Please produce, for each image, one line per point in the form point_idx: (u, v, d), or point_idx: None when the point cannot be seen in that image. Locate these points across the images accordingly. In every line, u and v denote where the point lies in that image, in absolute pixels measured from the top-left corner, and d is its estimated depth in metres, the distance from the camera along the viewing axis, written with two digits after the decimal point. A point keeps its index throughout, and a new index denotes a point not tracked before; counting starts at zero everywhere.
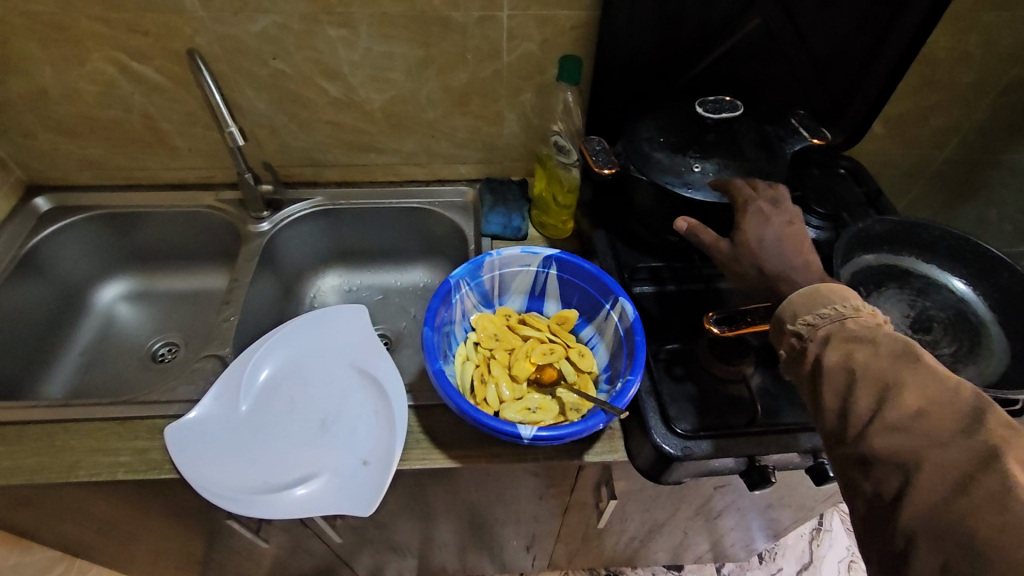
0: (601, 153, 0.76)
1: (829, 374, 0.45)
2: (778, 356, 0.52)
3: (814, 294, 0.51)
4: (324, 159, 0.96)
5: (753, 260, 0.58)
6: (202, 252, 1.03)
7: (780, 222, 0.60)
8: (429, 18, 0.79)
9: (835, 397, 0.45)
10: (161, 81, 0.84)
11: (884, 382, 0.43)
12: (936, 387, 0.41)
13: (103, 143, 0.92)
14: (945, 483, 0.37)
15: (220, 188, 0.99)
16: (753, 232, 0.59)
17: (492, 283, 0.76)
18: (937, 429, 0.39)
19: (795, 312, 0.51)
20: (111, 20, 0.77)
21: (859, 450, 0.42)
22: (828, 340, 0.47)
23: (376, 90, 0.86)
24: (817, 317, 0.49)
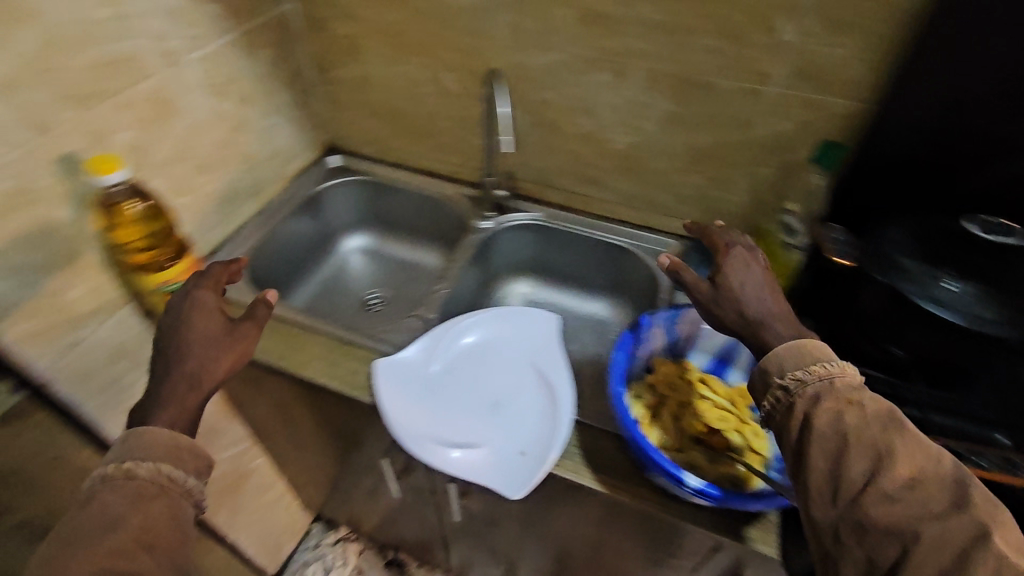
0: (841, 244, 0.75)
1: (824, 437, 0.52)
2: (762, 407, 0.58)
3: (798, 351, 0.58)
4: (554, 182, 1.06)
5: (735, 305, 0.64)
6: (429, 232, 1.20)
7: (757, 271, 0.67)
8: (696, 82, 0.84)
9: (828, 460, 0.51)
10: (453, 89, 1.01)
11: (876, 451, 0.50)
12: (920, 454, 0.49)
13: (391, 127, 1.13)
14: (940, 555, 0.45)
15: (462, 184, 1.14)
16: (734, 277, 0.65)
17: (685, 334, 0.77)
18: (925, 499, 0.47)
19: (781, 365, 0.58)
20: (438, 35, 0.95)
21: (856, 516, 0.49)
22: (812, 397, 0.55)
23: (622, 133, 0.94)
24: (807, 373, 0.56)
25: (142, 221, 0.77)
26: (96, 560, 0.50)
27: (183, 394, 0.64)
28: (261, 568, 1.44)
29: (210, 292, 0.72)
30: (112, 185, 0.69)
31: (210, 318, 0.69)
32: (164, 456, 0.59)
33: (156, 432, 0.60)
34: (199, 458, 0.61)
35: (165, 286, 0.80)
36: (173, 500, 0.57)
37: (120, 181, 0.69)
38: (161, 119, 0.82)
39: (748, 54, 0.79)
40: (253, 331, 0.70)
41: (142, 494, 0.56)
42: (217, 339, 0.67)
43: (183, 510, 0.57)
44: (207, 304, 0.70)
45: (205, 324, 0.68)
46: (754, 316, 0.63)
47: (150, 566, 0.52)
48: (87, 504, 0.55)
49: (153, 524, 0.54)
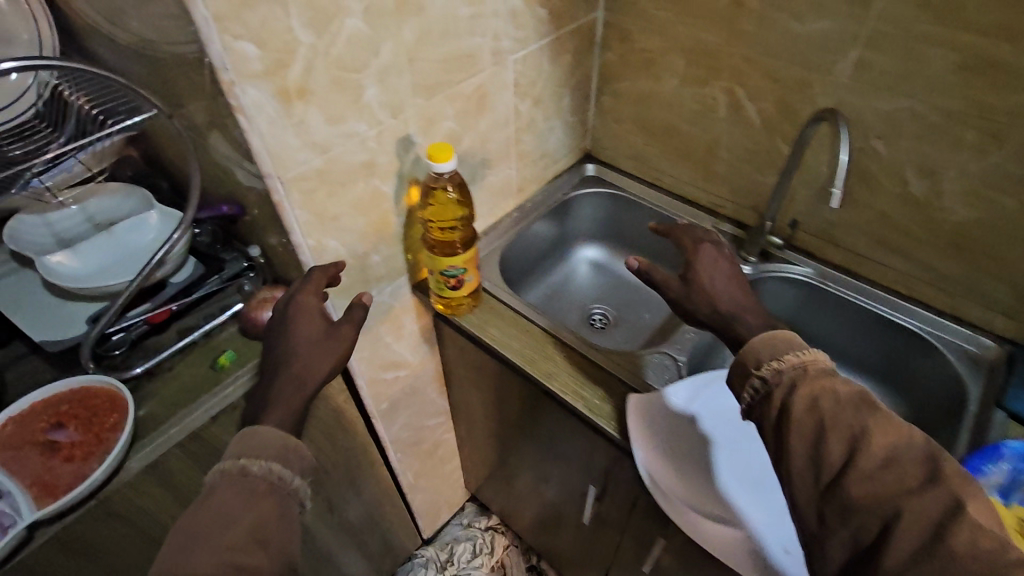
0: None
1: (804, 422, 0.53)
2: (743, 400, 0.61)
3: (770, 342, 0.62)
4: (843, 241, 0.92)
5: (706, 298, 0.73)
6: (669, 260, 1.14)
7: (720, 266, 0.77)
8: None
9: (807, 443, 0.53)
10: (753, 120, 0.90)
11: (853, 433, 0.51)
12: (895, 435, 0.50)
13: (660, 146, 1.06)
14: (923, 534, 0.45)
15: (723, 219, 1.04)
16: (703, 276, 0.75)
17: None
18: (904, 479, 0.48)
19: (758, 356, 0.61)
20: (759, 61, 0.84)
21: (841, 500, 0.49)
22: (788, 384, 0.57)
23: (966, 206, 0.77)
24: (781, 363, 0.59)
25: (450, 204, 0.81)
26: (218, 553, 0.54)
27: (291, 394, 0.69)
28: (419, 532, 1.52)
29: (313, 296, 0.73)
30: (438, 172, 0.72)
31: (308, 325, 0.72)
32: (273, 457, 0.63)
33: (267, 433, 0.64)
34: (301, 459, 0.65)
35: (446, 270, 0.82)
36: (281, 498, 0.61)
37: (446, 171, 0.72)
38: (471, 114, 0.85)
39: None
40: (354, 331, 0.74)
41: (256, 490, 0.60)
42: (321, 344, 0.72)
43: (288, 505, 0.62)
44: (314, 308, 0.73)
45: (312, 333, 0.72)
46: (724, 310, 0.71)
47: (263, 561, 0.56)
48: (206, 497, 0.59)
49: (264, 519, 0.58)
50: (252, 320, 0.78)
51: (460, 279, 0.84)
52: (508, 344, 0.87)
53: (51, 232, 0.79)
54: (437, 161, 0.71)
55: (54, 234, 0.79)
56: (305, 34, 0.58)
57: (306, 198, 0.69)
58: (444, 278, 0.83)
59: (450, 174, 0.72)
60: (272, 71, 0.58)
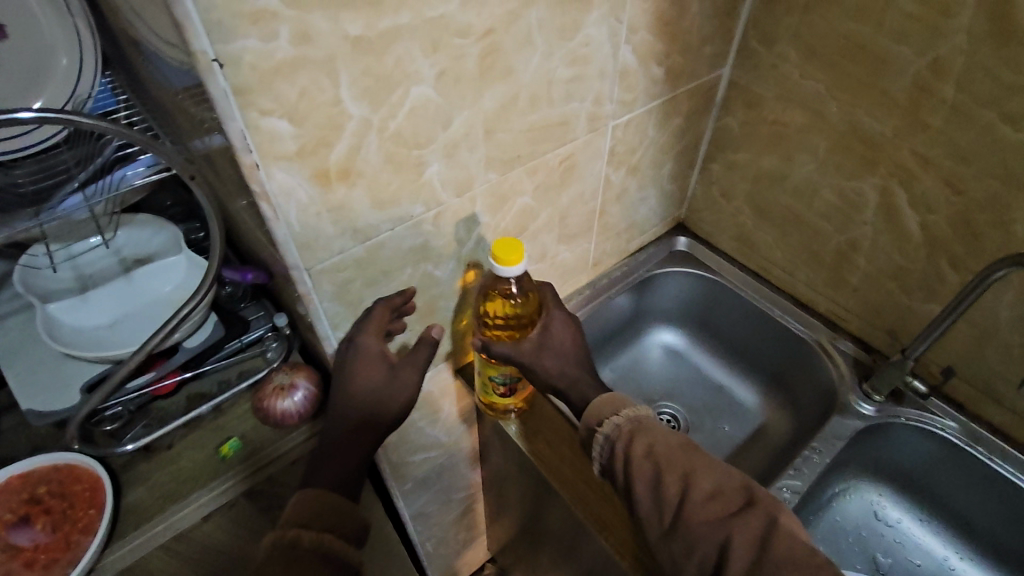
0: None
1: (643, 467, 0.52)
2: (598, 461, 0.57)
3: (607, 402, 0.59)
4: (1012, 402, 0.71)
5: (557, 365, 0.66)
6: (764, 367, 0.94)
7: (570, 332, 0.69)
8: None
9: (648, 483, 0.51)
10: (912, 232, 0.70)
11: (684, 471, 0.50)
12: (717, 470, 0.51)
13: (775, 234, 0.87)
14: (752, 553, 0.45)
15: (842, 334, 0.85)
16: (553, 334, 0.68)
17: None
18: (725, 511, 0.47)
19: (599, 418, 0.58)
20: (937, 164, 0.64)
21: (681, 533, 0.48)
22: (627, 435, 0.55)
23: None
24: (619, 418, 0.57)
25: (512, 303, 0.67)
26: None
27: (351, 447, 0.60)
28: None
29: (375, 338, 0.59)
30: (499, 274, 0.58)
31: (366, 374, 0.59)
32: (325, 522, 0.54)
33: (308, 495, 0.55)
34: (356, 519, 0.56)
35: (495, 376, 0.69)
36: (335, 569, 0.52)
37: (510, 274, 0.58)
38: (553, 187, 0.70)
39: None
40: (416, 375, 0.63)
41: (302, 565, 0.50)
42: (385, 390, 0.61)
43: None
44: (373, 360, 0.59)
45: (371, 385, 0.60)
46: (567, 372, 0.66)
47: None
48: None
49: None
50: (264, 411, 0.67)
51: (511, 386, 0.71)
52: (560, 469, 0.72)
53: (74, 272, 0.71)
54: (499, 262, 0.57)
55: (77, 274, 0.71)
56: (355, 105, 0.45)
57: (339, 289, 0.56)
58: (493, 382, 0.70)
59: (514, 277, 0.58)
60: (309, 151, 0.45)
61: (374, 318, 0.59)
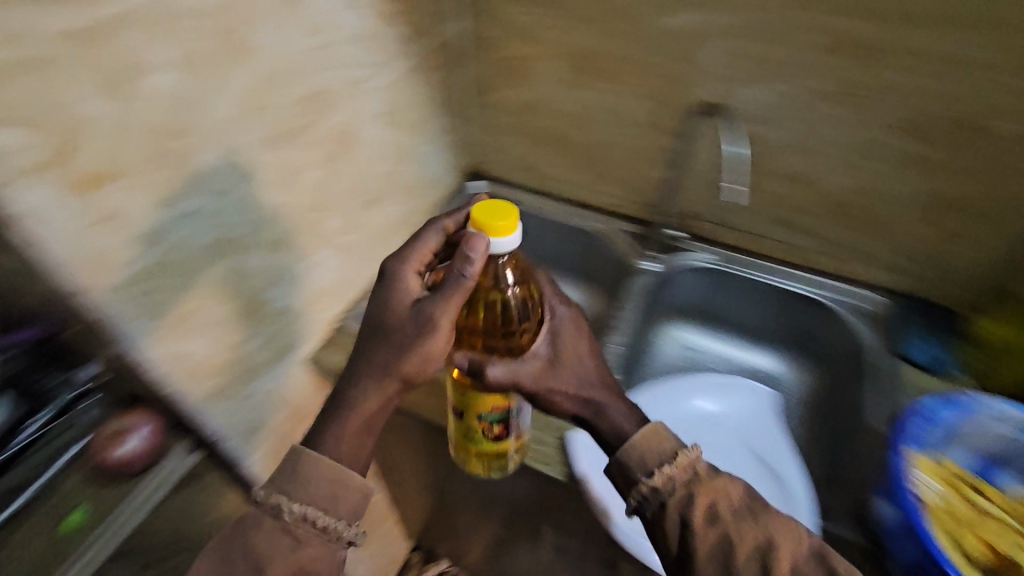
0: None
1: (715, 544, 0.49)
2: (631, 506, 0.54)
3: (646, 436, 0.55)
4: (738, 224, 0.93)
5: (570, 372, 0.61)
6: (576, 268, 1.09)
7: (585, 339, 0.63)
8: (955, 121, 0.71)
9: (718, 560, 0.49)
10: (634, 116, 0.89)
11: (764, 546, 0.49)
12: (792, 538, 0.50)
13: (548, 152, 1.02)
14: None
15: (620, 218, 1.02)
16: (566, 345, 0.62)
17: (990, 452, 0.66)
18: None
19: (643, 458, 0.54)
20: (633, 58, 0.84)
21: None
22: (684, 496, 0.51)
23: (842, 176, 0.81)
24: (672, 467, 0.52)
25: (506, 304, 0.58)
26: None
27: (377, 401, 0.55)
28: None
29: (413, 275, 0.58)
30: (490, 251, 0.50)
31: (398, 311, 0.56)
32: (327, 492, 0.51)
33: (311, 459, 0.52)
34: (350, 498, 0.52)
35: (488, 414, 0.60)
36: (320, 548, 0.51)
37: (501, 248, 0.50)
38: (340, 155, 0.75)
39: None
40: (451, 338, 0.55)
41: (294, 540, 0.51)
42: (407, 339, 0.54)
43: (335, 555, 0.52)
44: (405, 292, 0.57)
45: (401, 324, 0.55)
46: (579, 395, 0.60)
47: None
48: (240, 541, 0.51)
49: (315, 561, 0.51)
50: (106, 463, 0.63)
51: (509, 426, 0.62)
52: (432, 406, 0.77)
53: None
54: (489, 236, 0.49)
55: None
56: (97, 101, 0.45)
57: (151, 298, 0.55)
58: (490, 425, 0.62)
59: (505, 251, 0.50)
60: (57, 157, 0.43)
61: (433, 237, 0.59)
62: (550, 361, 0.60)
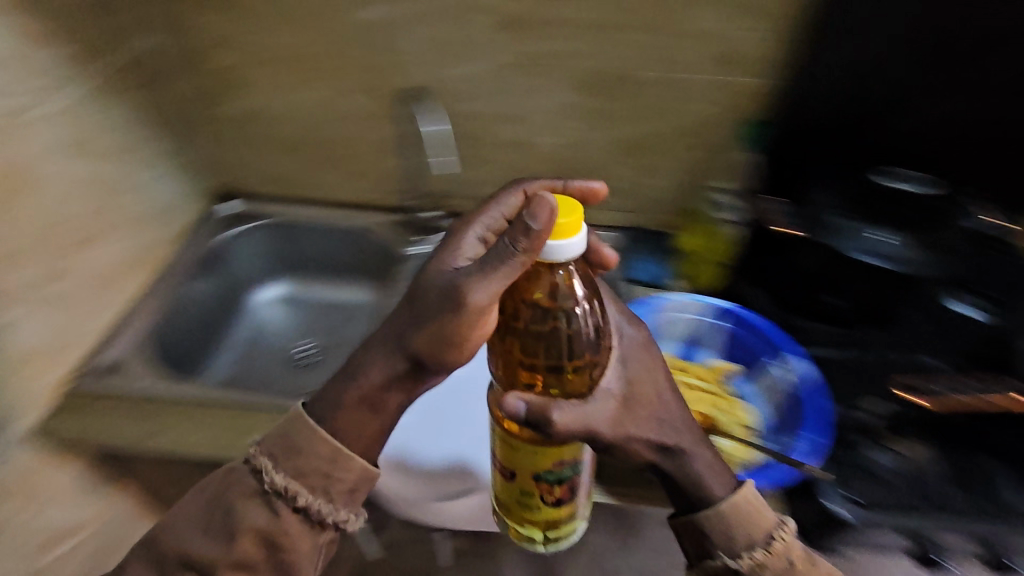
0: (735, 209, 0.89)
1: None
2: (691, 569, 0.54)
3: (737, 511, 0.51)
4: (483, 195, 1.02)
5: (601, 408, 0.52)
6: (351, 269, 1.08)
7: (663, 368, 0.57)
8: (611, 75, 0.86)
9: None
10: (360, 110, 0.93)
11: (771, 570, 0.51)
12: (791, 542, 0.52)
13: (291, 160, 1.01)
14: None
15: (381, 211, 1.05)
16: (647, 386, 0.55)
17: (683, 336, 0.80)
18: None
19: (747, 538, 0.51)
20: (342, 56, 0.89)
21: None
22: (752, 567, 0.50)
23: (549, 136, 0.94)
24: (762, 553, 0.51)
25: (566, 322, 0.50)
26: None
27: (322, 439, 0.50)
28: None
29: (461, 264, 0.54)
30: (554, 255, 0.45)
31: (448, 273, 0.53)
32: (310, 470, 0.50)
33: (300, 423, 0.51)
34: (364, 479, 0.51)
35: (546, 473, 0.53)
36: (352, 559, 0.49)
37: (571, 251, 0.45)
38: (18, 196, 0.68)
39: (662, 45, 0.82)
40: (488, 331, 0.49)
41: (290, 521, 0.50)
42: (437, 313, 0.49)
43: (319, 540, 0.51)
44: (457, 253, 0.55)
45: (434, 292, 0.51)
46: (659, 434, 0.53)
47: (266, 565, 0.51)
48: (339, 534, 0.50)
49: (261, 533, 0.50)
50: None
51: (569, 484, 0.55)
52: (191, 439, 0.71)
53: None
54: (547, 240, 0.44)
55: None
56: None
57: None
58: (543, 483, 0.54)
59: (563, 259, 0.45)
60: None
61: (510, 202, 0.59)
62: (627, 404, 0.53)
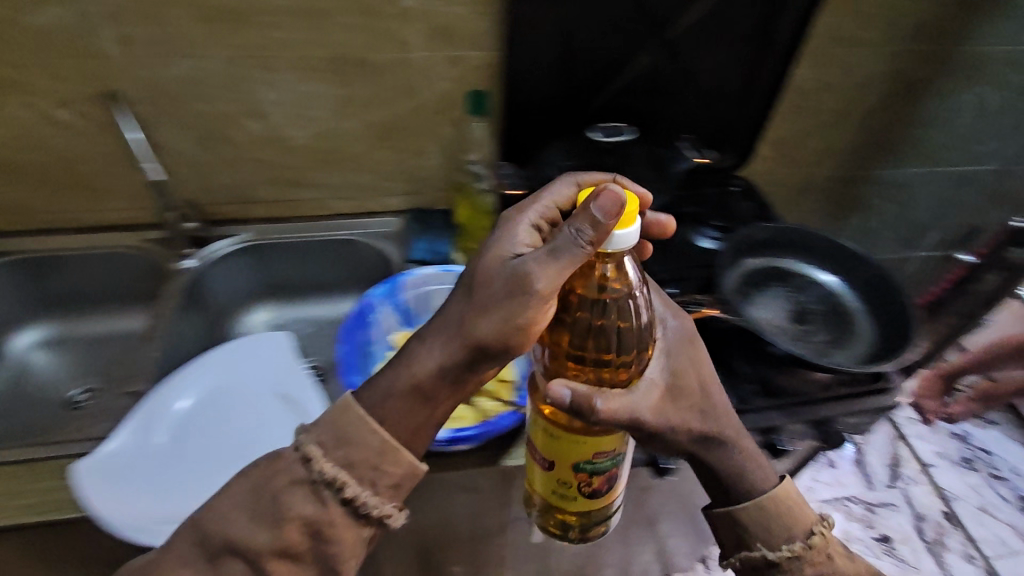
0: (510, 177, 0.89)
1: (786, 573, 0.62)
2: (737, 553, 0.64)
3: None
4: (251, 197, 0.99)
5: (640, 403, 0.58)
6: (123, 294, 1.01)
7: (695, 355, 0.63)
8: (343, 59, 0.85)
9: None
10: (79, 124, 0.86)
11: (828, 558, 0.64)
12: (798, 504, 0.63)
13: (16, 188, 0.90)
14: None
15: (144, 229, 0.99)
16: (679, 369, 0.62)
17: (417, 301, 0.79)
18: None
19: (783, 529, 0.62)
20: (34, 66, 0.80)
21: None
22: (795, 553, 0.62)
23: (300, 127, 0.91)
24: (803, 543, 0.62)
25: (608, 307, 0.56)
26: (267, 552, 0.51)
27: (359, 452, 0.51)
28: None
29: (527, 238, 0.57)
30: (614, 244, 0.49)
31: (494, 260, 0.55)
32: (330, 445, 0.51)
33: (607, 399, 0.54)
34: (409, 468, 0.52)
35: (605, 458, 0.59)
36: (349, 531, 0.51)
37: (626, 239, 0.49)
38: None
39: (382, 25, 0.82)
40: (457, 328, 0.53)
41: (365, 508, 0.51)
42: (502, 300, 0.52)
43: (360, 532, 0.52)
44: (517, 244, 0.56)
45: (493, 278, 0.53)
46: (684, 417, 0.61)
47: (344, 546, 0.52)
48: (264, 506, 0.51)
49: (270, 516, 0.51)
50: None
51: (604, 474, 0.62)
52: None
53: None
54: (614, 229, 0.48)
55: None
56: None
57: None
58: (580, 472, 0.60)
59: (621, 249, 0.49)
60: None
61: (563, 192, 0.61)
62: (668, 389, 0.61)
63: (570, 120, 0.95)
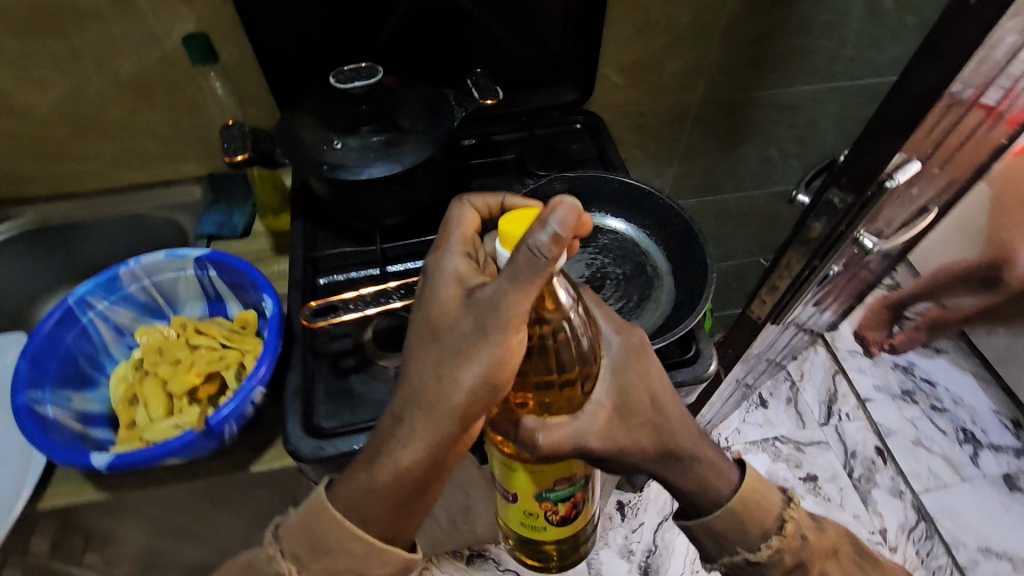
0: (234, 139, 0.69)
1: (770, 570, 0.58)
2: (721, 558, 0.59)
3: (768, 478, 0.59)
4: (15, 175, 0.87)
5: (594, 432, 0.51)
6: None
7: (647, 366, 0.54)
8: (48, 7, 0.70)
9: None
10: None
11: (811, 541, 0.60)
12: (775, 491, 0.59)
13: None
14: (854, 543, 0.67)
15: None
16: (627, 386, 0.53)
17: (149, 293, 0.72)
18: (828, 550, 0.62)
19: (763, 523, 0.57)
20: None
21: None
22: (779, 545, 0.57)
23: (33, 92, 0.78)
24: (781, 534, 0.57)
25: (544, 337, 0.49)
26: None
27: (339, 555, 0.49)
28: None
29: (463, 265, 0.50)
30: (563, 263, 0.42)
31: (448, 301, 0.49)
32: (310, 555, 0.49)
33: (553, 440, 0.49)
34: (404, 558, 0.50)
35: (561, 492, 0.57)
36: None
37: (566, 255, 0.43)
38: None
39: None
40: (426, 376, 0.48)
41: None
42: (471, 347, 0.46)
43: None
44: (457, 278, 0.50)
45: (458, 324, 0.47)
46: (640, 441, 0.54)
47: None
48: None
49: None
50: None
51: (570, 499, 0.59)
52: None
53: None
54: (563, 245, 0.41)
55: None
56: None
57: None
58: (546, 502, 0.58)
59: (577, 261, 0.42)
60: None
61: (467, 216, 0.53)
62: (618, 408, 0.53)
63: (357, 59, 0.81)
